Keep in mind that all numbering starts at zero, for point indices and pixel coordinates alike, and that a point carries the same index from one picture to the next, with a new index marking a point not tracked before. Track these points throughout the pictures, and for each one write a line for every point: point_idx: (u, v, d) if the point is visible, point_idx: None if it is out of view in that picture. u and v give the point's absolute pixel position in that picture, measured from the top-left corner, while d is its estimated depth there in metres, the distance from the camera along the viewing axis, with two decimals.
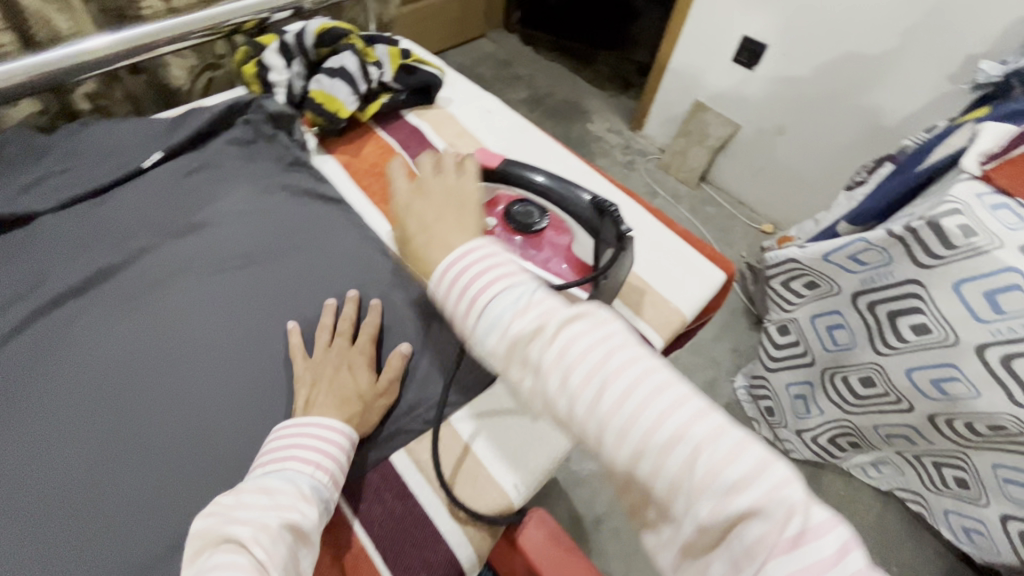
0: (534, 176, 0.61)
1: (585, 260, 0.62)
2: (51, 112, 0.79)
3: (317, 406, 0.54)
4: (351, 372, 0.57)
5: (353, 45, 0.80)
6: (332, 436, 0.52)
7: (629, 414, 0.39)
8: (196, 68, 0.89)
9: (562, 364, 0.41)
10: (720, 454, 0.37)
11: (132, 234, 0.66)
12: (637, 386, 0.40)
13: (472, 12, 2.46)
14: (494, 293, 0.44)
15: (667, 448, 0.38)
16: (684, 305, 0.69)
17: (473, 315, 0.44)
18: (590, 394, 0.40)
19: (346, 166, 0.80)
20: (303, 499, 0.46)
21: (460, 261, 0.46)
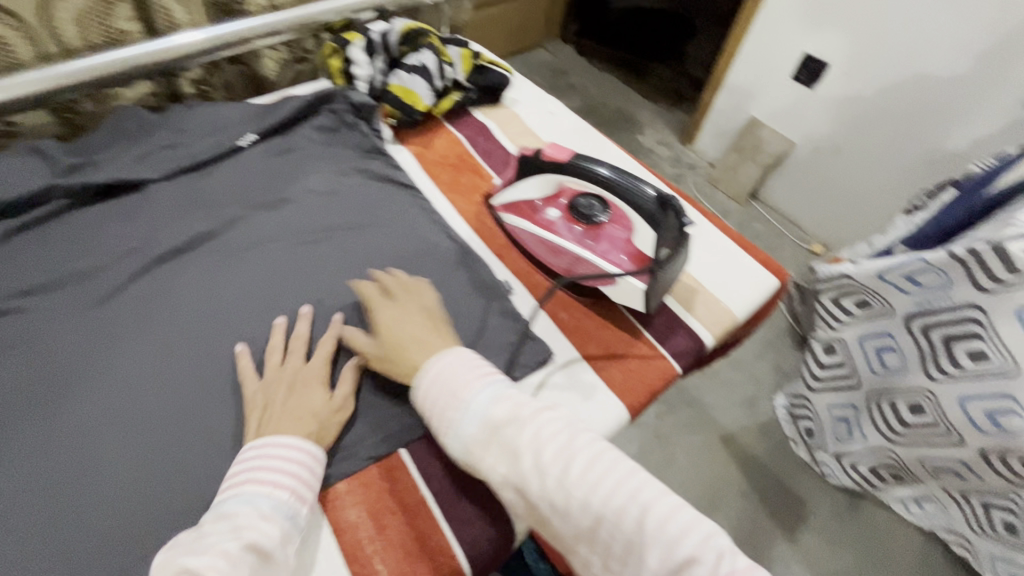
0: (597, 168, 0.63)
1: (644, 252, 0.64)
2: (161, 94, 0.87)
3: (273, 425, 0.51)
4: (304, 388, 0.55)
5: (432, 45, 0.88)
6: (291, 451, 0.49)
7: (592, 487, 0.46)
8: (286, 60, 0.97)
9: (537, 444, 0.48)
10: (666, 511, 0.45)
11: (228, 205, 0.73)
12: (597, 462, 0.47)
13: (531, 22, 2.53)
14: (479, 386, 0.52)
15: (624, 509, 0.45)
16: (735, 307, 0.71)
17: (456, 406, 0.51)
18: (560, 470, 0.47)
19: (417, 156, 0.85)
20: (262, 519, 0.45)
21: (447, 361, 0.54)
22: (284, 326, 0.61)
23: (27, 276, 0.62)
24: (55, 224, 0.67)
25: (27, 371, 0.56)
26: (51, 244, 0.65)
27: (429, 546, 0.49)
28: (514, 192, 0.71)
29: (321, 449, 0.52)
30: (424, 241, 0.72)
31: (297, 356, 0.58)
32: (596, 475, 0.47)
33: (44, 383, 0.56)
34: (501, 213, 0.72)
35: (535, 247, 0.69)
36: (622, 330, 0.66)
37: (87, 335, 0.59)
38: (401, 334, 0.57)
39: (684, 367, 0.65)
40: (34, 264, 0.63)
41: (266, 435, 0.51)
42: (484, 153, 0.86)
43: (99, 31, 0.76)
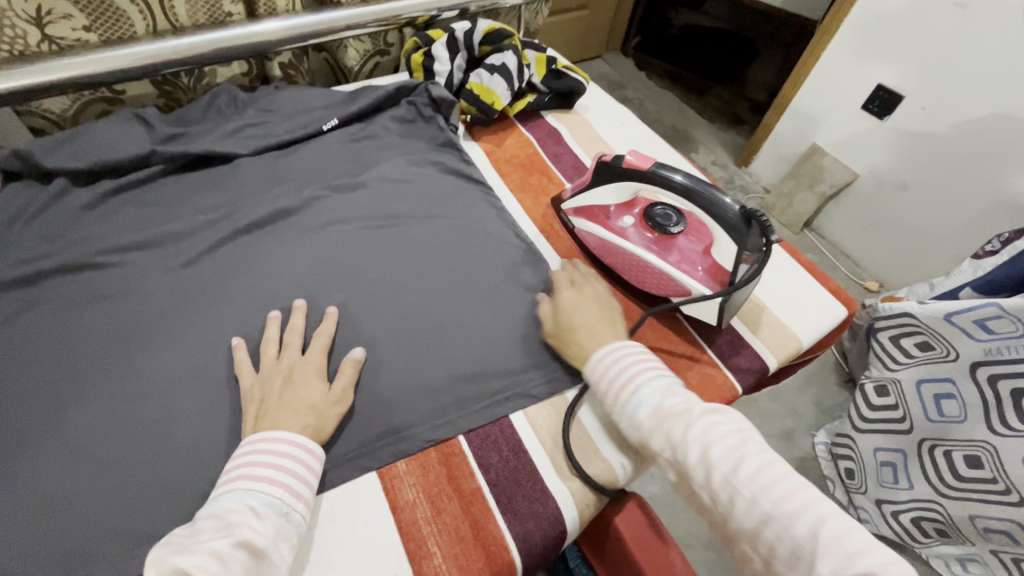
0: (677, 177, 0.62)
1: (721, 265, 0.63)
2: (252, 75, 0.91)
3: (270, 417, 0.51)
4: (300, 380, 0.54)
5: (514, 46, 0.89)
6: (284, 445, 0.48)
7: (761, 486, 0.47)
8: (369, 52, 0.99)
9: (705, 438, 0.50)
10: (837, 525, 0.44)
11: (306, 185, 0.75)
12: (765, 466, 0.48)
13: (594, 34, 2.54)
14: (649, 377, 0.55)
15: (794, 515, 0.45)
16: (802, 333, 0.69)
17: (629, 391, 0.55)
18: (727, 466, 0.48)
19: (488, 154, 0.86)
20: (253, 516, 0.44)
21: (618, 352, 0.58)
22: (279, 320, 0.61)
23: (122, 233, 0.66)
24: (150, 187, 0.71)
25: (117, 322, 0.59)
26: (144, 206, 0.69)
27: (482, 535, 0.50)
28: (587, 197, 0.71)
29: (317, 443, 0.51)
30: (491, 236, 0.73)
31: (292, 351, 0.58)
32: (767, 478, 0.47)
33: (131, 334, 0.59)
34: (572, 217, 0.73)
35: (606, 254, 0.70)
36: (684, 343, 0.66)
37: (174, 293, 0.63)
38: (577, 320, 0.62)
39: (745, 387, 0.64)
40: (129, 223, 0.67)
41: (261, 428, 0.50)
42: (554, 157, 0.87)
43: (205, 11, 0.80)
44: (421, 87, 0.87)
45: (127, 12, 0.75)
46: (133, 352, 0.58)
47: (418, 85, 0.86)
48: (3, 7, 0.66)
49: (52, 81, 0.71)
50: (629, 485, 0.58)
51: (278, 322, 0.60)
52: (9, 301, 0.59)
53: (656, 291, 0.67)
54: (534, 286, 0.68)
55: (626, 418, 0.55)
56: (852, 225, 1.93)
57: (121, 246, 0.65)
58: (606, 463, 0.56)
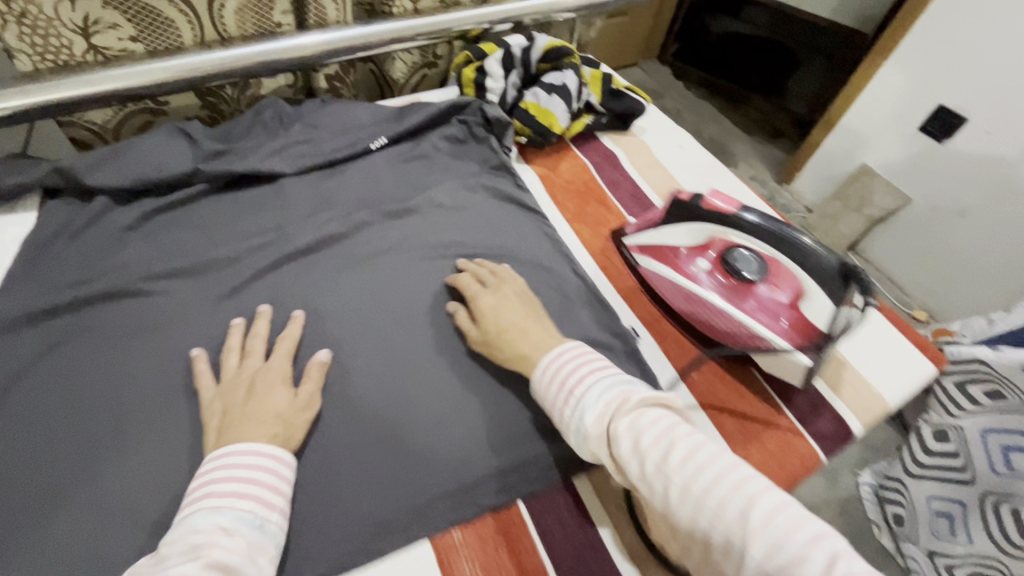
0: (769, 224, 0.58)
1: (813, 321, 0.56)
2: (297, 87, 0.88)
3: (237, 430, 0.47)
4: (264, 389, 0.51)
5: (575, 65, 0.85)
6: (252, 456, 0.45)
7: (691, 472, 0.42)
8: (417, 64, 0.95)
9: (632, 427, 0.46)
10: (771, 507, 0.39)
11: (354, 209, 0.71)
12: (696, 450, 0.43)
13: (632, 41, 2.48)
14: (578, 371, 0.52)
15: (725, 498, 0.40)
16: (887, 393, 0.63)
17: (560, 387, 0.52)
18: (656, 455, 0.44)
19: (542, 178, 0.81)
20: (222, 534, 0.41)
21: (551, 353, 0.55)
22: (243, 325, 0.57)
23: (164, 258, 0.63)
24: (193, 207, 0.68)
25: (157, 357, 0.56)
26: (187, 228, 0.66)
27: None
28: (656, 236, 0.66)
29: (286, 451, 0.49)
30: (549, 271, 0.68)
31: (255, 360, 0.54)
32: (696, 461, 0.42)
33: (172, 372, 0.55)
34: (636, 254, 0.68)
35: (674, 298, 0.64)
36: (760, 401, 0.60)
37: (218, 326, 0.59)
38: (504, 321, 0.58)
39: (829, 454, 0.58)
40: (172, 247, 0.64)
41: (223, 446, 0.47)
42: (611, 183, 0.82)
43: (253, 22, 0.77)
44: (474, 105, 0.82)
45: (175, 22, 0.71)
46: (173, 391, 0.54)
47: (472, 101, 0.82)
48: (49, 17, 0.63)
49: (95, 94, 0.68)
50: None
51: (244, 326, 0.57)
52: (47, 330, 0.56)
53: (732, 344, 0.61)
54: (597, 331, 0.63)
55: (563, 420, 0.52)
56: (901, 250, 1.84)
57: (162, 273, 0.61)
58: None
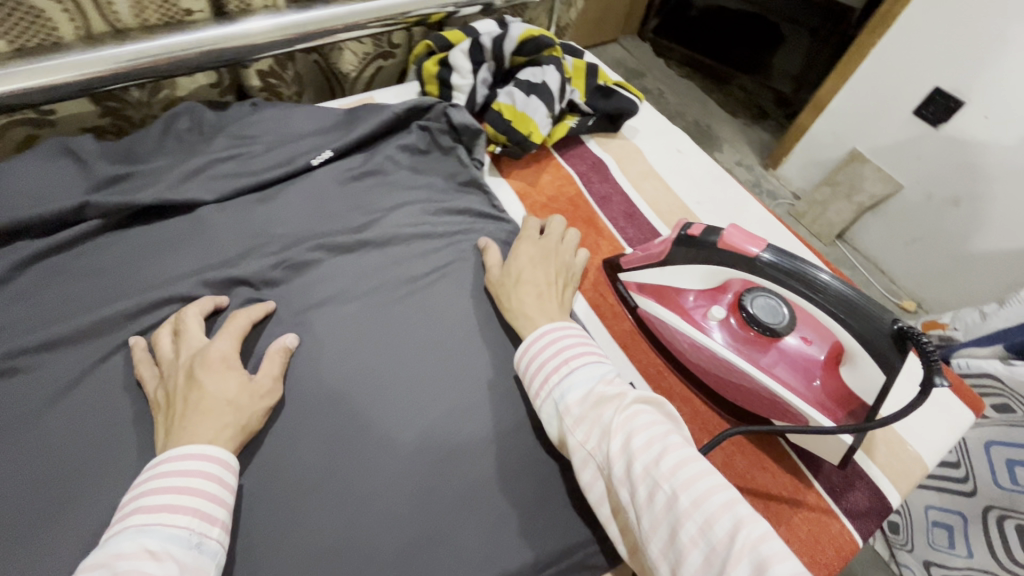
0: (814, 271, 0.45)
1: (851, 391, 0.47)
2: (223, 85, 0.74)
3: (174, 433, 0.41)
4: (209, 375, 0.45)
5: (557, 58, 0.72)
6: (191, 463, 0.39)
7: (679, 481, 0.37)
8: (370, 56, 0.81)
9: (628, 426, 0.41)
10: (764, 532, 0.34)
11: (292, 243, 0.59)
12: (693, 460, 0.39)
13: (611, 16, 2.32)
14: (578, 358, 0.48)
15: (712, 516, 0.35)
16: (926, 452, 0.54)
17: (555, 371, 0.47)
18: (649, 458, 0.39)
19: (521, 195, 0.70)
20: (148, 558, 0.34)
21: (559, 331, 0.51)
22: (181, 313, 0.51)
23: (43, 322, 0.49)
24: (85, 250, 0.54)
25: (25, 463, 0.42)
26: (76, 278, 0.52)
27: None
28: (660, 275, 0.55)
29: (236, 450, 0.43)
30: None
31: (193, 343, 0.48)
32: (688, 473, 0.37)
33: (44, 484, 0.42)
34: (634, 293, 0.57)
35: (682, 350, 0.54)
36: (785, 473, 0.51)
37: (116, 413, 0.46)
38: (526, 274, 0.56)
39: (867, 535, 0.49)
40: (55, 304, 0.50)
41: (165, 445, 0.41)
42: (601, 199, 0.70)
43: (157, 10, 0.62)
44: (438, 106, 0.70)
45: (49, 12, 0.56)
46: (47, 514, 0.41)
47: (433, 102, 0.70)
48: None
49: None
50: None
51: (194, 307, 0.51)
52: None
53: (760, 410, 0.51)
54: None
55: (550, 407, 0.47)
56: (891, 239, 1.78)
57: (37, 344, 0.47)
58: None
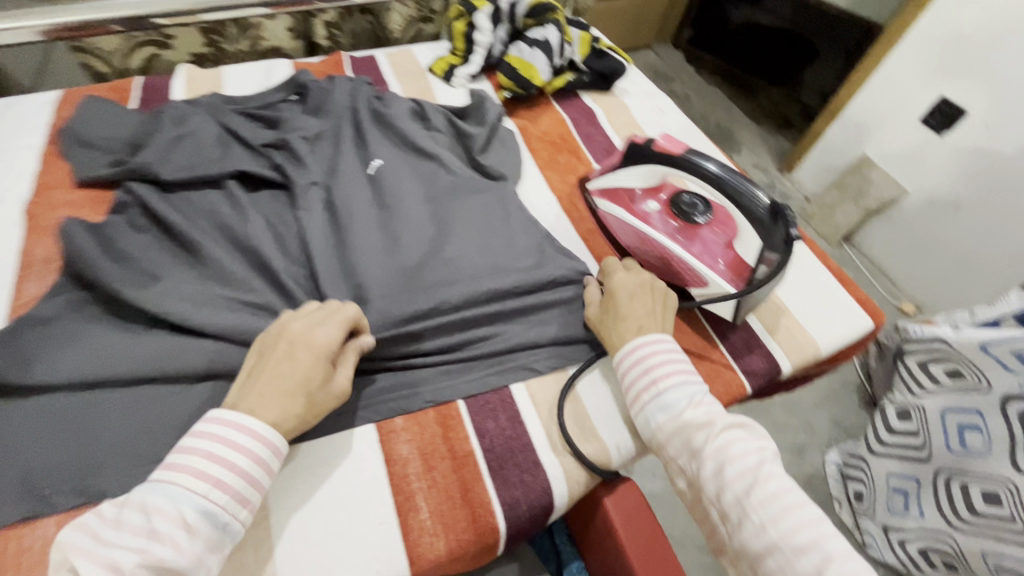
0: (735, 177, 0.59)
1: (745, 261, 0.61)
2: (298, 31, 0.93)
3: (270, 408, 0.45)
4: (307, 357, 0.48)
5: (557, 20, 0.89)
6: (250, 443, 0.43)
7: (772, 514, 0.44)
8: (412, 18, 0.99)
9: (721, 455, 0.47)
10: (852, 569, 0.41)
11: (326, 136, 0.74)
12: (783, 492, 0.46)
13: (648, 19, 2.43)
14: (671, 380, 0.53)
15: (801, 550, 0.43)
16: (821, 338, 0.67)
17: (649, 390, 0.53)
18: (742, 487, 0.46)
19: (521, 129, 0.85)
20: (181, 529, 0.39)
21: (656, 352, 0.55)
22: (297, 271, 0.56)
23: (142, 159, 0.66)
24: (174, 118, 0.71)
25: (129, 250, 0.60)
26: (166, 134, 0.68)
27: (467, 488, 0.51)
28: (615, 178, 0.70)
29: (283, 441, 0.46)
30: (507, 207, 0.71)
31: (308, 317, 0.51)
32: (781, 508, 0.45)
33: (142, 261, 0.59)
34: (596, 197, 0.71)
35: (626, 237, 0.68)
36: (698, 336, 0.64)
37: (179, 222, 0.62)
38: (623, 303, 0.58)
39: (755, 387, 0.63)
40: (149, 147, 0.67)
41: (256, 411, 0.45)
42: (586, 137, 0.86)
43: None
44: (494, 143, 0.79)
45: None
46: (141, 278, 0.57)
47: (482, 95, 0.82)
48: None
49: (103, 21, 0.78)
50: (621, 467, 0.57)
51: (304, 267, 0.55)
52: (42, 225, 0.62)
53: (675, 281, 0.65)
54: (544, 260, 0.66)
55: (642, 420, 0.53)
56: (896, 242, 1.80)
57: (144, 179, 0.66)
58: (600, 444, 0.56)
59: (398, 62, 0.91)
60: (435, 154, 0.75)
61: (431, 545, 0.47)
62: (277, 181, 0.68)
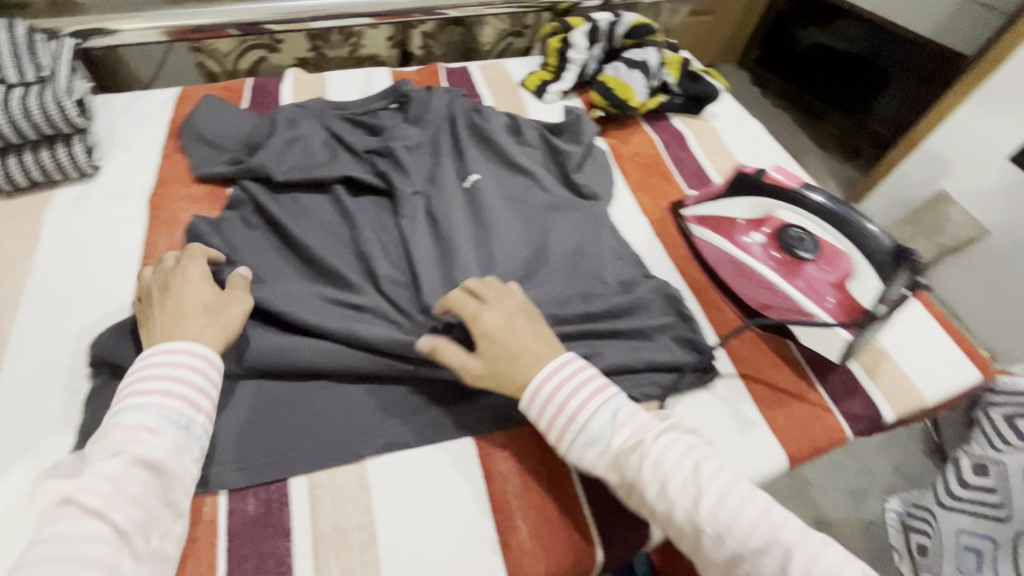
0: (852, 215, 0.58)
1: (858, 303, 0.58)
2: (396, 40, 0.96)
3: (182, 327, 0.49)
4: (183, 287, 0.52)
5: (655, 42, 0.89)
6: (182, 358, 0.47)
7: (727, 520, 0.44)
8: (504, 32, 1.01)
9: (661, 473, 0.46)
10: (810, 554, 0.42)
11: (426, 146, 0.76)
12: (728, 493, 0.45)
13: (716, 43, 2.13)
14: (591, 409, 0.49)
15: (761, 549, 0.43)
16: (925, 387, 0.64)
17: (571, 427, 0.49)
18: (688, 501, 0.45)
19: (612, 148, 0.85)
20: (145, 430, 0.43)
21: (561, 377, 0.50)
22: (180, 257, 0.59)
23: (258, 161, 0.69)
24: (286, 122, 0.74)
25: (246, 246, 0.63)
26: (279, 137, 0.71)
27: (565, 512, 0.51)
28: (716, 207, 0.69)
29: (216, 351, 0.50)
30: (600, 228, 0.71)
31: (166, 268, 0.55)
32: (732, 508, 0.44)
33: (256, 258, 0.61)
34: (693, 224, 0.71)
35: (726, 268, 0.67)
36: (795, 374, 0.63)
37: (293, 222, 0.64)
38: (509, 345, 0.52)
39: (856, 434, 0.60)
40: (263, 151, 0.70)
41: (175, 335, 0.48)
42: (676, 161, 0.85)
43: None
44: (585, 160, 0.79)
45: None
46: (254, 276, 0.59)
47: (579, 113, 0.82)
48: None
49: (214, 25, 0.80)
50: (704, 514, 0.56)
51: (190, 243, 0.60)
52: (167, 217, 0.66)
53: (776, 317, 0.63)
54: (639, 284, 0.66)
55: (572, 456, 0.50)
56: (974, 282, 1.51)
57: (255, 177, 0.69)
58: None
59: (492, 75, 0.93)
60: (529, 169, 0.76)
61: (531, 567, 0.48)
62: (379, 188, 0.70)
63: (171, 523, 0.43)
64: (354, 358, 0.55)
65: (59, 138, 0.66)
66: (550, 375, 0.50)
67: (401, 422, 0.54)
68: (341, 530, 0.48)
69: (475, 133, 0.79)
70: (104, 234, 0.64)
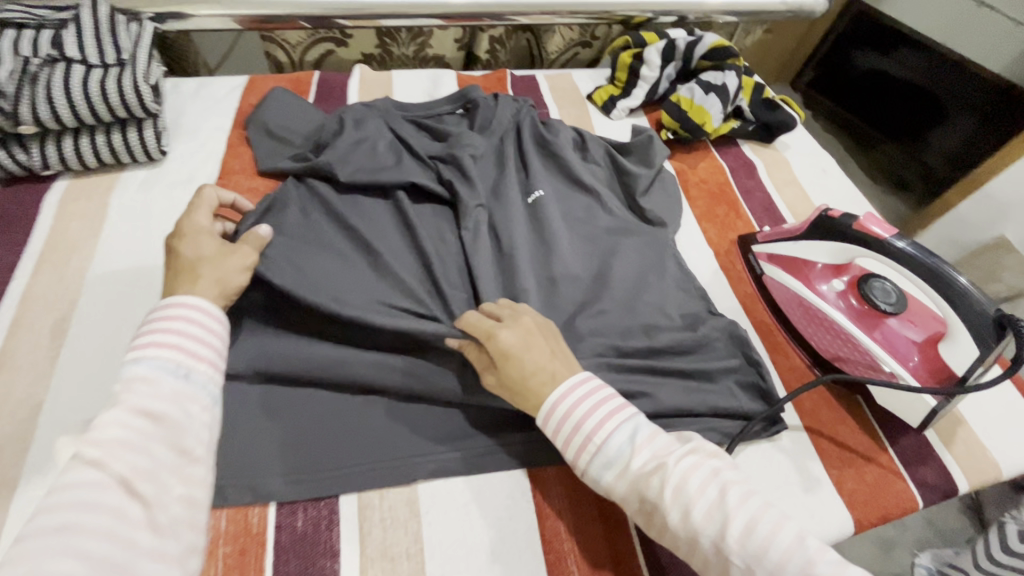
0: (950, 273, 0.53)
1: (949, 367, 0.55)
2: (462, 42, 0.94)
3: (180, 282, 0.47)
4: (189, 238, 0.51)
5: (737, 66, 0.86)
6: (173, 310, 0.43)
7: (757, 552, 0.40)
8: (572, 41, 0.98)
9: (683, 500, 0.42)
10: None
11: (492, 156, 0.74)
12: (757, 519, 0.41)
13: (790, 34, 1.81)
14: (609, 431, 0.46)
15: None
16: (1003, 460, 0.60)
17: (587, 450, 0.46)
18: (713, 529, 0.41)
19: (678, 173, 0.82)
20: (142, 381, 0.39)
21: (575, 396, 0.47)
22: None
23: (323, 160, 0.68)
24: (353, 120, 0.72)
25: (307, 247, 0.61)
26: (344, 138, 0.70)
27: (618, 560, 0.48)
28: (791, 248, 0.65)
29: (217, 305, 0.46)
30: (666, 257, 0.69)
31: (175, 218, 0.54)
32: (763, 538, 0.40)
33: (315, 259, 0.59)
34: (764, 262, 0.68)
35: (799, 314, 0.64)
36: (863, 432, 0.59)
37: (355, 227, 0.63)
38: (527, 362, 0.48)
39: (928, 504, 0.56)
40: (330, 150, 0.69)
41: (174, 292, 0.46)
42: (745, 191, 0.81)
43: None
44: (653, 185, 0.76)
45: None
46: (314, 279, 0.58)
47: (649, 134, 0.79)
48: None
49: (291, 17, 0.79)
50: None
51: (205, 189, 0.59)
52: None
53: (850, 370, 0.61)
54: (705, 321, 0.63)
55: (590, 480, 0.47)
56: None
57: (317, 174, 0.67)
58: None
59: (558, 86, 0.90)
60: (593, 188, 0.73)
61: None
62: (442, 197, 0.69)
63: (190, 469, 0.38)
64: (410, 377, 0.53)
65: (132, 122, 0.65)
66: (563, 394, 0.47)
67: (454, 448, 0.52)
68: (388, 555, 0.46)
69: (541, 146, 0.77)
70: (167, 222, 0.64)
